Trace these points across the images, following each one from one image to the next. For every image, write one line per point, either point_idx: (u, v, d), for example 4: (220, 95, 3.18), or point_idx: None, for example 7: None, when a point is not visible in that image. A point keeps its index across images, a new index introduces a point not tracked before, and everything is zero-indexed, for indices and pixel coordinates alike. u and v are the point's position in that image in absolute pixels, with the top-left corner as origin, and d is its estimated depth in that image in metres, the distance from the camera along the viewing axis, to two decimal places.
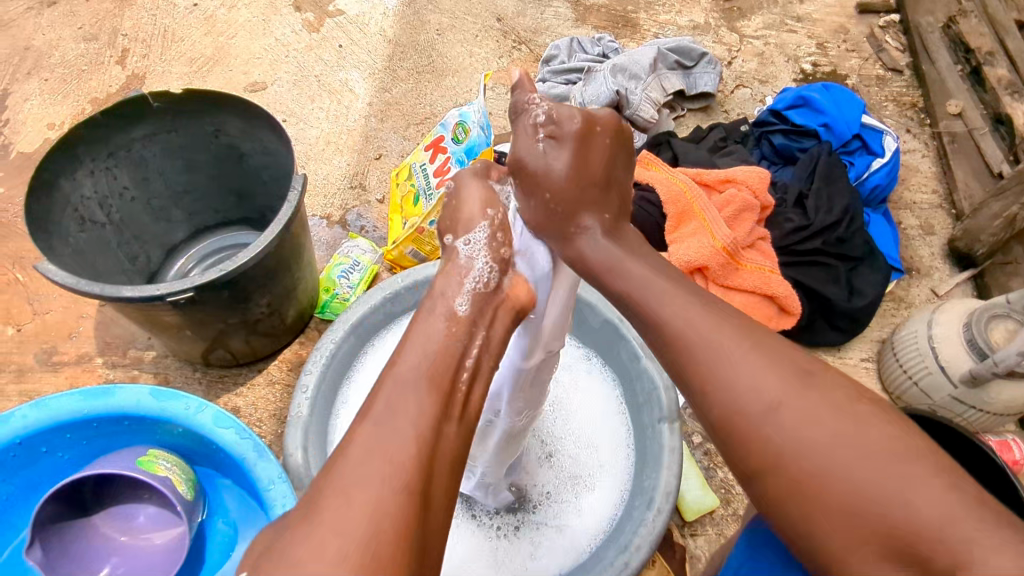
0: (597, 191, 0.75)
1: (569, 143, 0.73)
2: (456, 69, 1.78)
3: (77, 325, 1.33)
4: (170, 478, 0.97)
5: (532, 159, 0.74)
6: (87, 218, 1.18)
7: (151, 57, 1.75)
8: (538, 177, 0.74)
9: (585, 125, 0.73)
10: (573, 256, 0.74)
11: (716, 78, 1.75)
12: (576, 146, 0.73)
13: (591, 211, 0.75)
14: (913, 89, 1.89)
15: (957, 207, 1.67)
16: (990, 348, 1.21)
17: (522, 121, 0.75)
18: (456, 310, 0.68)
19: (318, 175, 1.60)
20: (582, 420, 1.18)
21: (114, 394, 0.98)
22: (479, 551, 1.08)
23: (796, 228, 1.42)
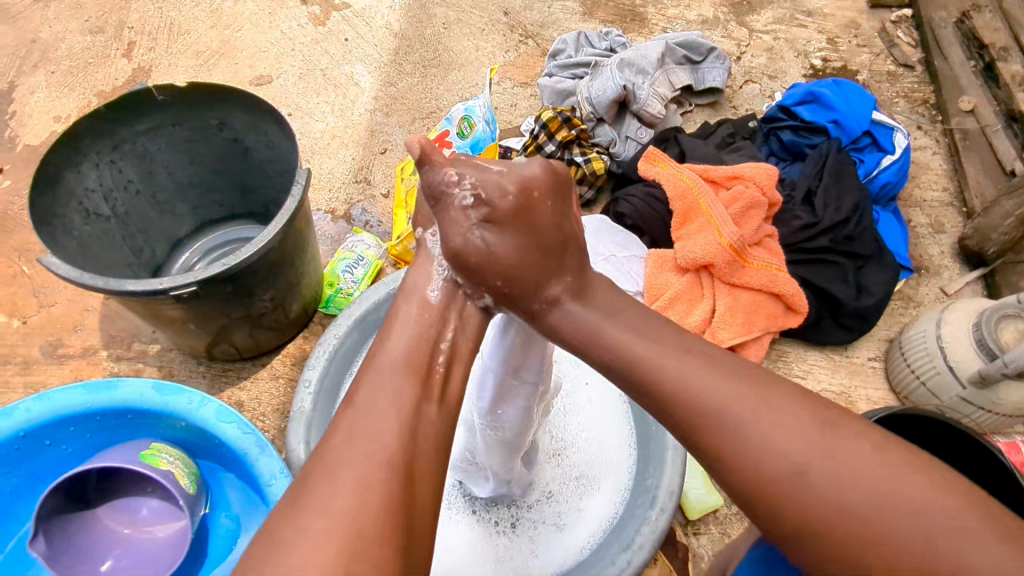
0: (546, 260, 0.68)
1: (508, 224, 0.67)
2: (462, 63, 1.77)
3: (82, 318, 1.34)
4: (173, 472, 0.97)
5: (473, 251, 0.68)
6: (92, 211, 1.18)
7: (157, 50, 1.74)
8: (483, 266, 0.68)
9: (518, 198, 0.67)
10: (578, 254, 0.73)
11: (724, 73, 1.73)
12: (516, 225, 0.67)
13: (554, 280, 0.69)
14: (924, 85, 1.87)
15: (968, 205, 1.65)
16: (1000, 348, 1.20)
17: (444, 206, 0.69)
18: (428, 298, 0.71)
19: (323, 169, 1.59)
20: (586, 418, 1.17)
21: (117, 387, 0.98)
22: (478, 546, 1.07)
23: (804, 226, 1.41)
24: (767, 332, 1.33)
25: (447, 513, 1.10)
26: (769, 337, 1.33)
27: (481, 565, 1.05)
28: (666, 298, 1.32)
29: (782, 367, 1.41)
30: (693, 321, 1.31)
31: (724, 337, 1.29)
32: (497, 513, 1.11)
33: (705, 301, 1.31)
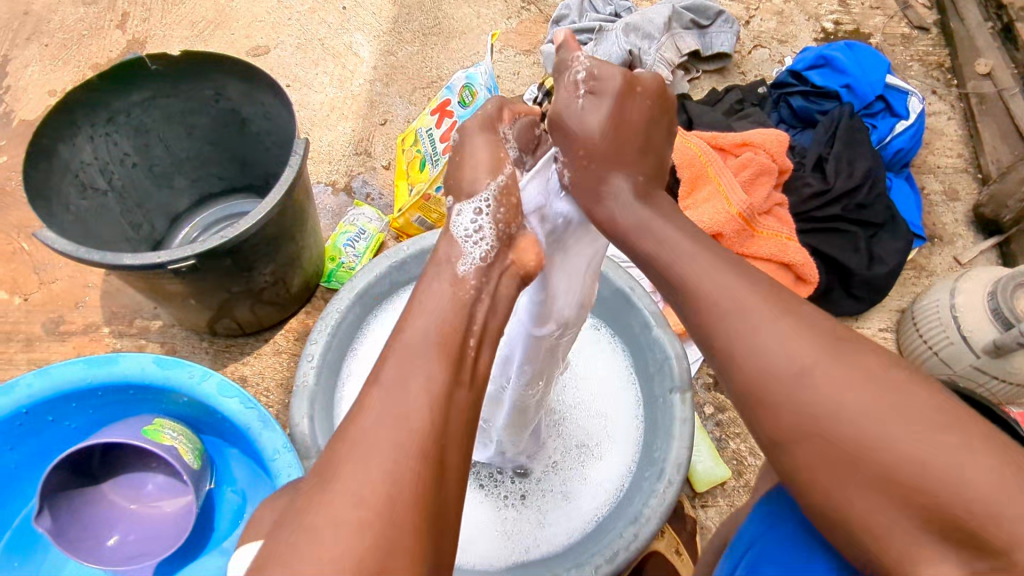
0: (635, 152, 0.67)
1: (611, 97, 0.66)
2: (463, 30, 1.73)
3: (83, 295, 1.32)
4: (176, 447, 0.96)
5: (568, 115, 0.67)
6: (88, 184, 1.16)
7: (151, 21, 1.70)
8: (571, 136, 0.68)
9: (627, 82, 0.66)
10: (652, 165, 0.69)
11: (733, 37, 1.68)
12: (615, 104, 0.66)
13: (627, 168, 0.68)
14: (939, 48, 1.81)
15: (983, 171, 1.61)
16: (1016, 317, 1.17)
17: (560, 77, 0.69)
18: (459, 272, 0.65)
19: (323, 141, 1.57)
20: (593, 389, 1.16)
21: (118, 362, 0.97)
22: (486, 518, 1.07)
23: (814, 194, 1.38)
24: None
25: None
26: None
27: (488, 537, 1.04)
28: None
29: None
30: None
31: None
32: (504, 486, 1.10)
33: None
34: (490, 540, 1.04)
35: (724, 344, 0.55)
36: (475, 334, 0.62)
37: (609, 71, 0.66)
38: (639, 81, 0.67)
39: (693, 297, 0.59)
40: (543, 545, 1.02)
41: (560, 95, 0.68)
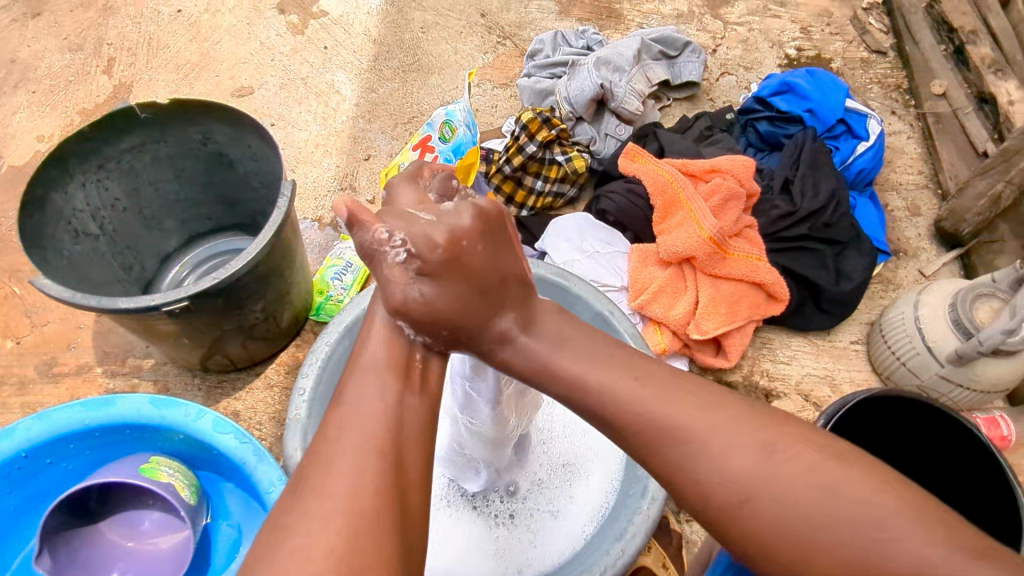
0: (491, 301, 0.70)
1: (448, 275, 0.67)
2: (441, 66, 1.79)
3: (75, 336, 1.35)
4: (173, 484, 0.99)
5: (411, 302, 0.68)
6: (80, 230, 1.19)
7: (137, 65, 1.75)
8: (425, 317, 0.69)
9: (462, 233, 0.67)
10: (515, 300, 0.72)
11: (700, 66, 1.76)
12: (451, 276, 0.67)
13: (494, 315, 0.70)
14: (897, 71, 1.91)
15: (942, 187, 1.69)
16: (975, 327, 1.23)
17: (379, 262, 0.69)
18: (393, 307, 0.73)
19: (308, 177, 1.61)
20: (578, 410, 1.20)
21: (114, 404, 1.00)
22: (480, 540, 1.11)
23: (782, 215, 1.44)
24: (750, 321, 1.36)
25: (448, 510, 1.14)
26: (752, 325, 1.36)
27: (480, 558, 1.08)
28: (650, 291, 1.34)
29: (767, 354, 1.44)
30: (677, 313, 1.33)
31: (707, 328, 1.32)
32: (494, 507, 1.14)
33: (688, 293, 1.34)
34: (484, 561, 1.07)
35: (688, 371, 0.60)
36: (419, 354, 0.71)
37: (428, 245, 0.66)
38: (477, 216, 0.69)
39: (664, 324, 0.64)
40: (534, 564, 1.05)
41: (389, 276, 0.69)
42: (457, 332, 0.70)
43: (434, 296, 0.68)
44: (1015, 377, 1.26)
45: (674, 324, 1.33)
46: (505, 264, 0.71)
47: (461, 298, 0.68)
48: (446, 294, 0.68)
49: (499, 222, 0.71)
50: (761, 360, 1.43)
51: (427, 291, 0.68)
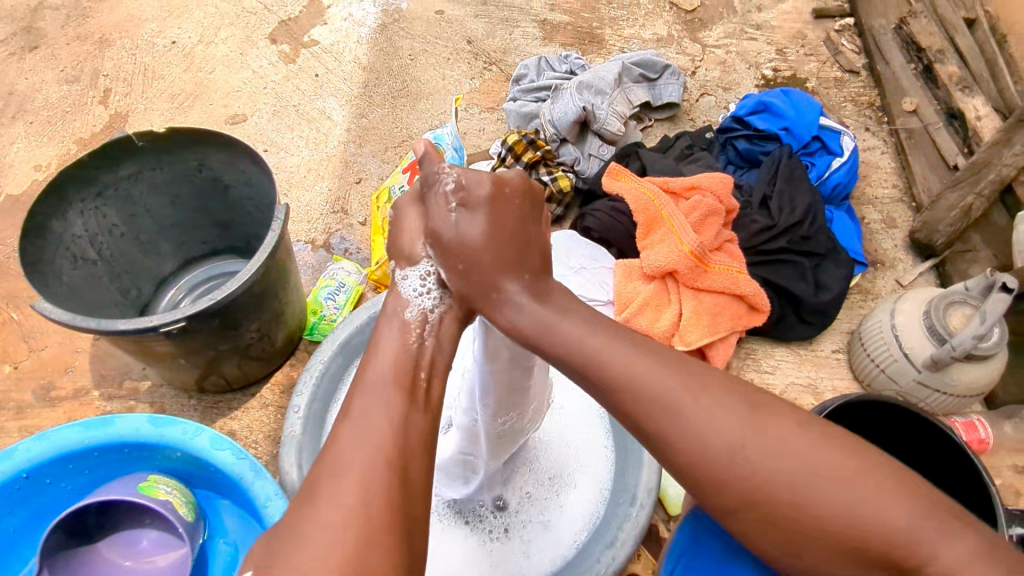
0: (514, 253, 0.76)
1: (480, 210, 0.76)
2: (430, 91, 1.85)
3: (72, 360, 1.37)
4: (171, 501, 1.01)
5: (446, 231, 0.77)
6: (79, 256, 1.22)
7: (133, 96, 1.80)
8: (453, 248, 0.77)
9: (493, 189, 0.77)
10: (532, 264, 0.77)
11: (680, 88, 1.82)
12: (485, 213, 0.76)
13: (512, 271, 0.76)
14: (869, 90, 1.96)
15: (916, 201, 1.74)
16: (948, 333, 1.27)
17: (434, 193, 0.80)
18: (408, 318, 0.78)
19: (301, 201, 1.65)
20: (567, 422, 1.23)
21: (113, 423, 1.02)
22: (474, 553, 1.12)
23: (762, 229, 1.49)
24: (733, 332, 1.40)
25: (441, 525, 1.14)
26: (735, 336, 1.40)
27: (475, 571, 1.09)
28: (635, 305, 1.38)
29: (752, 364, 1.48)
30: (662, 326, 1.37)
31: (691, 339, 1.36)
32: (487, 521, 1.15)
33: (672, 306, 1.38)
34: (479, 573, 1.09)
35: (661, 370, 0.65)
36: (424, 368, 0.73)
37: (474, 185, 0.77)
38: (504, 184, 0.78)
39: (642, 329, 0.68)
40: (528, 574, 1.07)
41: (435, 211, 0.78)
42: (472, 269, 0.76)
43: (465, 233, 0.76)
44: (990, 380, 1.30)
45: (660, 336, 1.37)
46: (527, 231, 0.78)
47: (487, 242, 0.76)
48: (480, 228, 0.76)
49: (528, 199, 0.80)
50: (746, 371, 1.47)
51: (461, 229, 0.76)
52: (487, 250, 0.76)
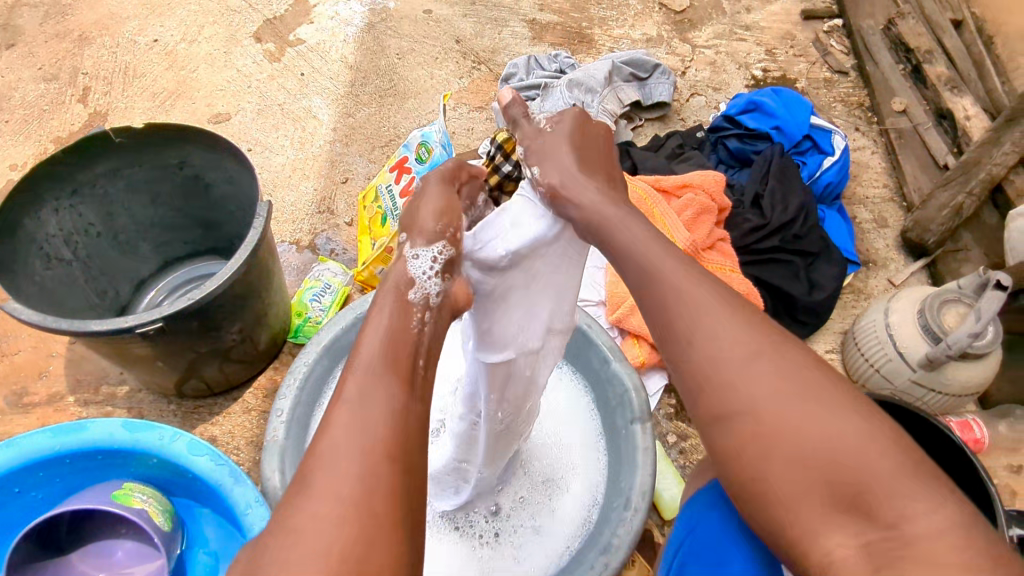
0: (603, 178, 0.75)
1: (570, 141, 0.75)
2: (418, 90, 1.82)
3: (47, 364, 1.33)
4: (147, 510, 0.97)
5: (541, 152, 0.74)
6: (53, 255, 1.18)
7: (113, 94, 1.75)
8: (548, 168, 0.73)
9: (576, 125, 0.76)
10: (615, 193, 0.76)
11: (670, 87, 1.81)
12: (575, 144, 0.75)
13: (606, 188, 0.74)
14: (859, 90, 1.97)
15: (907, 200, 1.74)
16: (943, 331, 1.26)
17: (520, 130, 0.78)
18: (409, 297, 0.66)
19: (285, 202, 1.62)
20: (560, 426, 1.20)
21: (86, 429, 0.98)
22: (463, 561, 1.08)
23: (754, 228, 1.48)
24: None
25: (430, 532, 1.11)
26: None
27: None
28: (627, 305, 1.36)
29: None
30: None
31: None
32: (477, 527, 1.11)
33: None
34: None
35: (687, 344, 0.58)
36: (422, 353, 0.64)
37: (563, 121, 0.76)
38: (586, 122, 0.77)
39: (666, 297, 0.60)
40: None
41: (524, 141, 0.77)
42: (562, 191, 0.72)
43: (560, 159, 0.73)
44: (985, 379, 1.29)
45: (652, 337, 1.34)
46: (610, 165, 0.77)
47: (580, 167, 0.73)
48: (573, 156, 0.74)
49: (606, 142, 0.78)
50: None
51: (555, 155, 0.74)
52: (581, 173, 0.73)
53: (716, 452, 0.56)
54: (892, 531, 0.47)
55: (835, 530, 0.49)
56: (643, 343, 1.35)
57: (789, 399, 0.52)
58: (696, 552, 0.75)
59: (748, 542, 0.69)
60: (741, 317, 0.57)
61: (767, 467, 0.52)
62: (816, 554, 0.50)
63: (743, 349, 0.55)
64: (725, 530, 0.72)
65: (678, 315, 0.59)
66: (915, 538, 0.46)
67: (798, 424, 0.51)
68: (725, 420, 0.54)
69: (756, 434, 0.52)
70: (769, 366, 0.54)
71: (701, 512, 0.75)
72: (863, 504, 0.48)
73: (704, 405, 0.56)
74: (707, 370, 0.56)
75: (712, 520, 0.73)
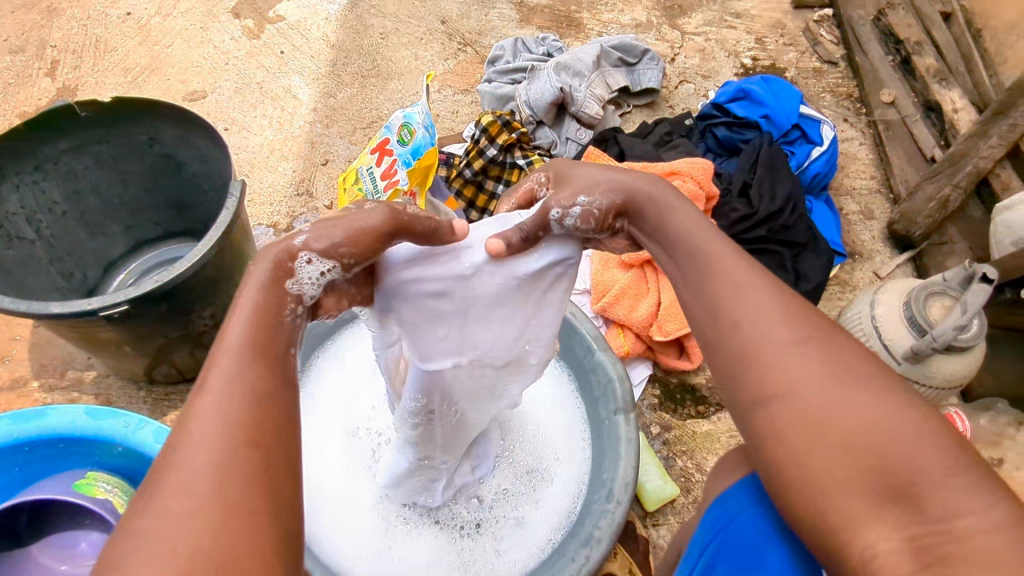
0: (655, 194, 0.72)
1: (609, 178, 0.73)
2: (401, 71, 1.77)
3: (10, 348, 1.27)
4: (111, 500, 0.93)
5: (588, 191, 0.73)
6: (14, 234, 1.13)
7: (82, 69, 1.68)
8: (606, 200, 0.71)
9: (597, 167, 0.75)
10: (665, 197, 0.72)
11: (659, 73, 1.78)
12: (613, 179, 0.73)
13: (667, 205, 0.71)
14: (847, 80, 1.96)
15: (894, 192, 1.73)
16: (929, 324, 1.26)
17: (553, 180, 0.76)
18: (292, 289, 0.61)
19: (263, 183, 1.57)
20: (542, 416, 1.17)
21: (47, 416, 0.94)
22: (441, 553, 1.05)
23: (741, 217, 1.45)
24: None
25: (407, 524, 1.07)
26: None
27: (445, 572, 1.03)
28: (611, 294, 1.33)
29: None
30: (640, 316, 1.32)
31: (670, 329, 1.31)
32: (457, 519, 1.08)
33: (650, 295, 1.33)
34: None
35: (735, 327, 0.58)
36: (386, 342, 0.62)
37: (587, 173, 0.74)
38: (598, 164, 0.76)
39: (711, 278, 0.61)
40: None
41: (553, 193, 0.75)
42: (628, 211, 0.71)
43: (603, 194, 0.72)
44: (968, 372, 1.29)
45: (637, 326, 1.32)
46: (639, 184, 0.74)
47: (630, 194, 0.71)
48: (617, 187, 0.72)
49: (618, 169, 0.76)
50: None
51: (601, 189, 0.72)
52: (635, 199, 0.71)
53: (752, 435, 0.55)
54: (941, 525, 0.47)
55: (876, 523, 0.49)
56: (627, 333, 1.32)
57: (842, 383, 0.53)
58: (727, 554, 0.67)
59: (789, 546, 0.62)
60: (785, 303, 0.58)
61: (813, 451, 0.51)
62: (857, 548, 0.49)
63: (794, 330, 0.56)
64: (763, 532, 0.64)
65: (727, 294, 0.59)
66: (969, 532, 0.47)
67: (849, 406, 0.51)
68: (771, 402, 0.54)
69: (803, 419, 0.52)
70: (808, 352, 0.54)
71: (733, 511, 0.66)
72: (910, 495, 0.48)
73: (750, 385, 0.55)
74: (751, 349, 0.56)
75: (746, 520, 0.65)
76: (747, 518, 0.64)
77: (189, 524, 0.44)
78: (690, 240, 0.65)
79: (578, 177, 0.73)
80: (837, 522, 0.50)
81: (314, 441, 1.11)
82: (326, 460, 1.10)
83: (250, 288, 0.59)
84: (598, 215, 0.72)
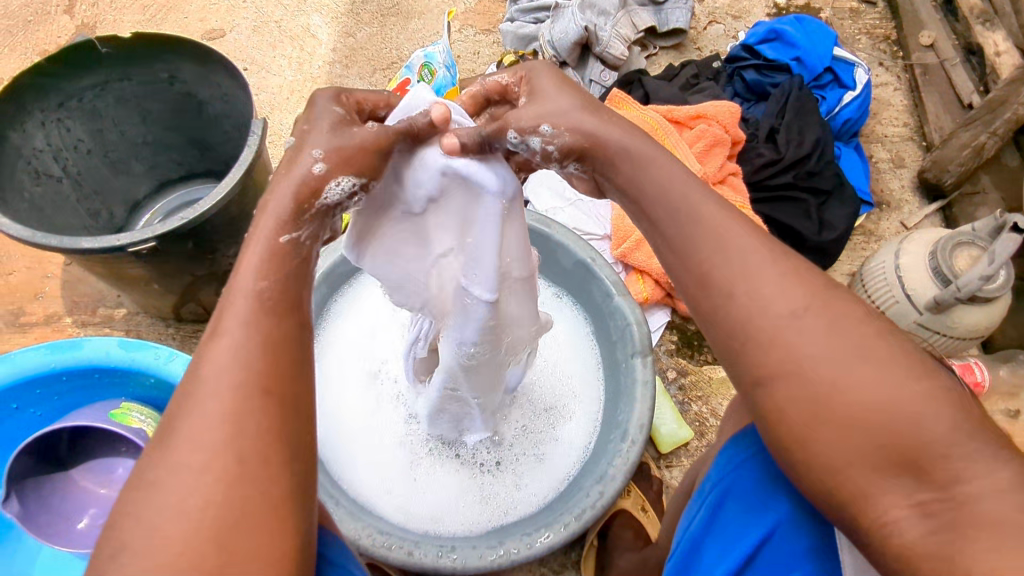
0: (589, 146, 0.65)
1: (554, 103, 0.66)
2: (422, 10, 1.73)
3: (42, 285, 1.31)
4: (145, 429, 0.97)
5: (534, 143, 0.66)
6: (42, 171, 1.14)
7: (101, 6, 1.67)
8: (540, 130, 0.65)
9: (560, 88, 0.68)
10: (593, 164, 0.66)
11: (688, 13, 1.71)
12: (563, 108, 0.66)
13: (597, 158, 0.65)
14: (886, 21, 1.86)
15: (927, 139, 1.67)
16: (954, 274, 1.23)
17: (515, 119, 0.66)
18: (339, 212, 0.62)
19: (283, 125, 1.56)
20: (555, 354, 1.19)
21: (82, 347, 0.98)
22: (462, 488, 1.08)
23: (767, 163, 1.44)
24: None
25: (431, 462, 1.10)
26: None
27: (467, 505, 1.06)
28: (632, 240, 1.33)
29: None
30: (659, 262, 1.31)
31: None
32: (478, 455, 1.11)
33: None
34: (470, 508, 1.06)
35: None
36: None
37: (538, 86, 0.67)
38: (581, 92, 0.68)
39: None
40: (521, 508, 1.05)
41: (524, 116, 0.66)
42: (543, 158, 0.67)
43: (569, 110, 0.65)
44: (991, 323, 1.27)
45: (656, 273, 1.32)
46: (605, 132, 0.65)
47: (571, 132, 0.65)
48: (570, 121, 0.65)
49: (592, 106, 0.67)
50: None
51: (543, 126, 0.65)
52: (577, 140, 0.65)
53: None
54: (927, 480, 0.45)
55: (889, 482, 0.49)
56: (646, 278, 1.33)
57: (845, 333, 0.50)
58: (735, 498, 0.65)
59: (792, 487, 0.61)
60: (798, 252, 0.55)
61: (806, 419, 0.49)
62: (867, 510, 0.50)
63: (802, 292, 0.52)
64: (765, 476, 0.63)
65: (710, 257, 0.57)
66: (975, 504, 0.46)
67: None
68: (781, 368, 0.53)
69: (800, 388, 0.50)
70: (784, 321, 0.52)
71: (746, 452, 0.65)
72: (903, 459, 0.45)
73: (762, 358, 0.54)
74: None
75: (751, 467, 0.64)
76: (749, 464, 0.64)
77: (208, 462, 0.45)
78: (671, 196, 0.61)
79: (547, 99, 0.66)
80: (834, 472, 0.51)
81: (332, 381, 1.14)
82: (351, 399, 1.13)
83: (268, 218, 0.57)
84: (442, 112, 0.66)
